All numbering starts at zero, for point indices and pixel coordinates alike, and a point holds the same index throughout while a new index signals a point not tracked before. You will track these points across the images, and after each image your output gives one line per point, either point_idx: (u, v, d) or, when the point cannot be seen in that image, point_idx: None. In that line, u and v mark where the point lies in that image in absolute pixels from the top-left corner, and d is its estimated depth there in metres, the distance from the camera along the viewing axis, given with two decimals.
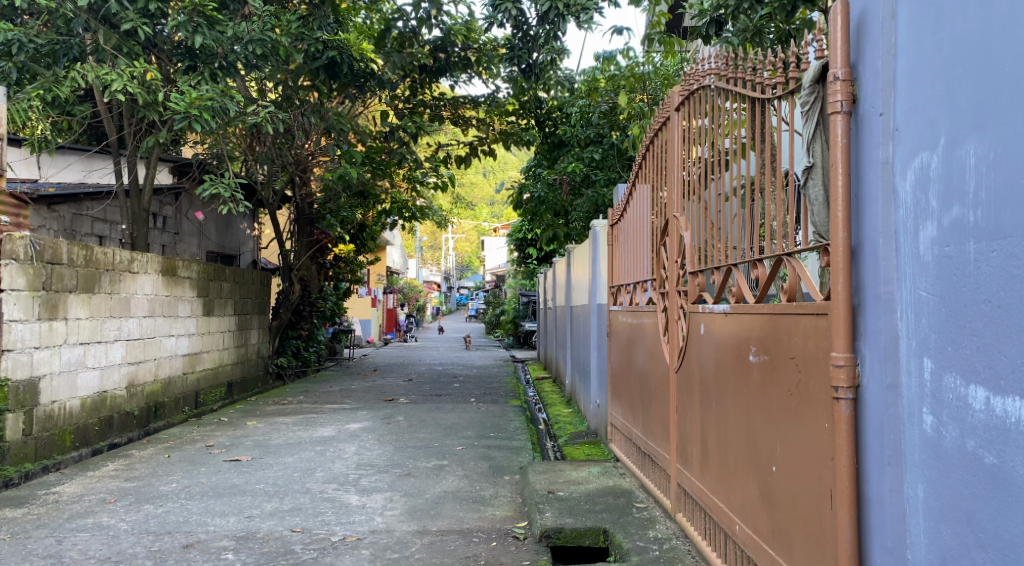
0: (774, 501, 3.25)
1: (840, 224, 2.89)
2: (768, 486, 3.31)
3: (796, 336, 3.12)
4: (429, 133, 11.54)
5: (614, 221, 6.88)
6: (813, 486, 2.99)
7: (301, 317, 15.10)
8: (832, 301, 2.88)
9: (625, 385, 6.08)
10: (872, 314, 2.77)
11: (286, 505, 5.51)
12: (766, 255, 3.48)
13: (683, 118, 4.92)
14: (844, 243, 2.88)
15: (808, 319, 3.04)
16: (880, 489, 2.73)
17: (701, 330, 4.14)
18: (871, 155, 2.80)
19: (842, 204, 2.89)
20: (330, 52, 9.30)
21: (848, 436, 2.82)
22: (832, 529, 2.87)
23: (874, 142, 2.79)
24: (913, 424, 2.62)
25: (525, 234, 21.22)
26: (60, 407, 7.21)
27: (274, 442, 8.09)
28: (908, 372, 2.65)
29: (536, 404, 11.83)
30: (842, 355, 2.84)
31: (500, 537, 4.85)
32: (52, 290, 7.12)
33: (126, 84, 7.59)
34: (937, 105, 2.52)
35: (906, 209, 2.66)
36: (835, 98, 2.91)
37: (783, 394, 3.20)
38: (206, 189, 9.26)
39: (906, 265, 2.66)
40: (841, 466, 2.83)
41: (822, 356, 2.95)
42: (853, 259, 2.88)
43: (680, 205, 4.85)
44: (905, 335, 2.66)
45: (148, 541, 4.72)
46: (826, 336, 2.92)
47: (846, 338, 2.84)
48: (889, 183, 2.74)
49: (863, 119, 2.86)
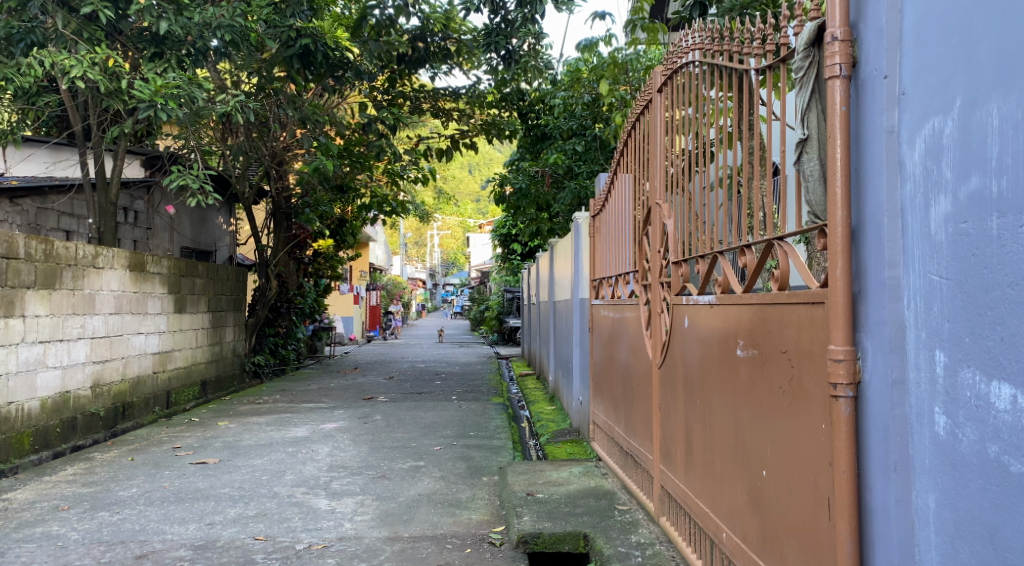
0: (764, 506, 3.00)
1: (840, 203, 2.64)
2: (757, 490, 3.07)
3: (789, 328, 2.87)
4: (407, 125, 11.21)
5: (596, 212, 6.60)
6: (806, 494, 2.74)
7: (279, 314, 14.72)
8: (830, 289, 2.63)
9: (607, 382, 5.81)
10: (875, 303, 2.53)
11: (251, 511, 5.23)
12: (754, 241, 3.22)
13: (665, 102, 4.68)
14: (843, 223, 2.63)
15: (802, 309, 2.79)
16: (884, 498, 2.48)
17: (685, 324, 3.89)
18: (874, 123, 2.55)
19: (840, 178, 2.64)
20: (304, 41, 8.91)
21: (848, 440, 2.57)
22: (830, 539, 2.62)
23: (877, 108, 2.54)
24: (923, 426, 2.38)
25: (509, 230, 21.05)
26: (17, 408, 6.91)
27: (244, 444, 7.79)
28: (916, 367, 2.40)
29: (519, 401, 11.56)
30: (841, 349, 2.59)
31: (474, 543, 4.59)
32: (8, 286, 6.81)
33: (86, 70, 7.28)
34: (952, 63, 2.28)
35: (914, 183, 2.42)
36: (834, 60, 2.65)
37: (774, 391, 2.95)
38: (174, 181, 8.97)
39: (914, 246, 2.42)
40: (840, 472, 2.58)
41: (818, 350, 2.70)
42: (853, 241, 2.63)
43: (663, 194, 4.60)
44: (914, 325, 2.41)
45: (97, 553, 4.44)
46: (823, 327, 2.67)
47: (845, 329, 2.59)
48: (894, 154, 2.49)
49: (864, 83, 2.60)
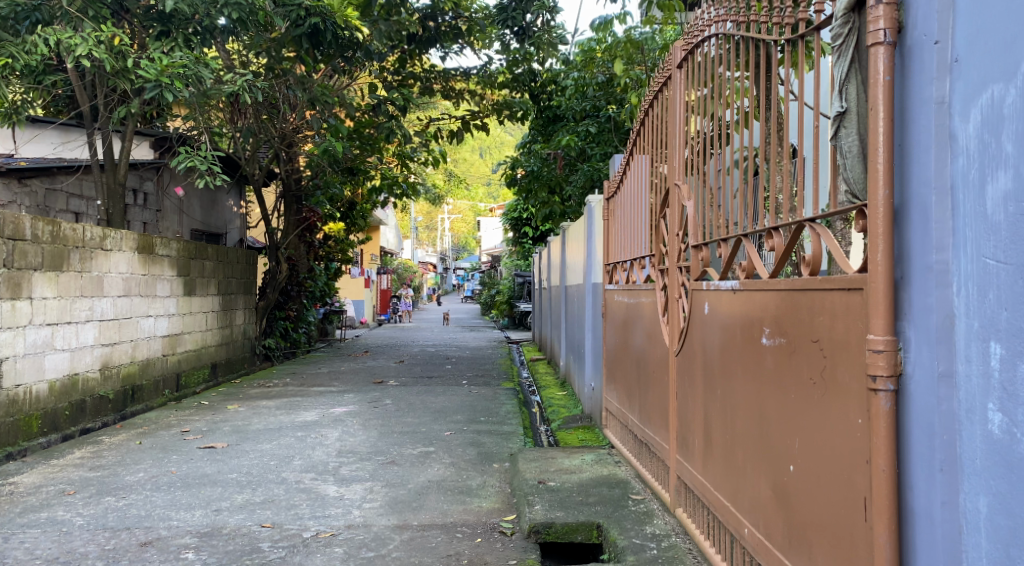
0: (791, 503, 2.89)
1: (882, 180, 2.53)
2: (783, 486, 2.95)
3: (821, 315, 2.75)
4: (417, 106, 11.06)
5: (610, 194, 6.47)
6: (839, 493, 2.63)
7: (289, 297, 14.65)
8: (871, 273, 2.52)
9: (621, 368, 5.69)
10: (921, 289, 2.42)
11: (258, 498, 5.14)
12: (782, 222, 3.04)
13: (684, 79, 4.52)
14: (886, 203, 2.52)
15: (837, 296, 2.67)
16: (928, 500, 2.38)
17: (705, 310, 3.77)
18: (922, 94, 2.43)
19: (883, 153, 2.53)
20: (313, 20, 8.73)
21: (887, 436, 2.46)
22: (866, 542, 2.52)
23: (927, 78, 2.42)
24: (973, 423, 2.25)
25: (521, 214, 20.94)
26: (25, 390, 6.85)
27: (253, 428, 7.71)
28: (966, 359, 2.27)
29: (530, 387, 11.46)
30: (881, 339, 2.47)
31: (485, 532, 4.49)
32: (14, 268, 6.73)
33: (92, 48, 7.19)
34: (1015, 24, 2.15)
35: (967, 157, 2.29)
36: (878, 25, 2.54)
37: (804, 382, 2.83)
38: (182, 162, 8.88)
39: (965, 227, 2.30)
40: (878, 470, 2.47)
41: (856, 339, 2.58)
42: (895, 222, 2.52)
43: (682, 174, 4.46)
44: (965, 313, 2.28)
45: (102, 539, 4.36)
46: (862, 314, 2.55)
47: (887, 318, 2.48)
48: (944, 127, 2.37)
49: (911, 50, 2.49)
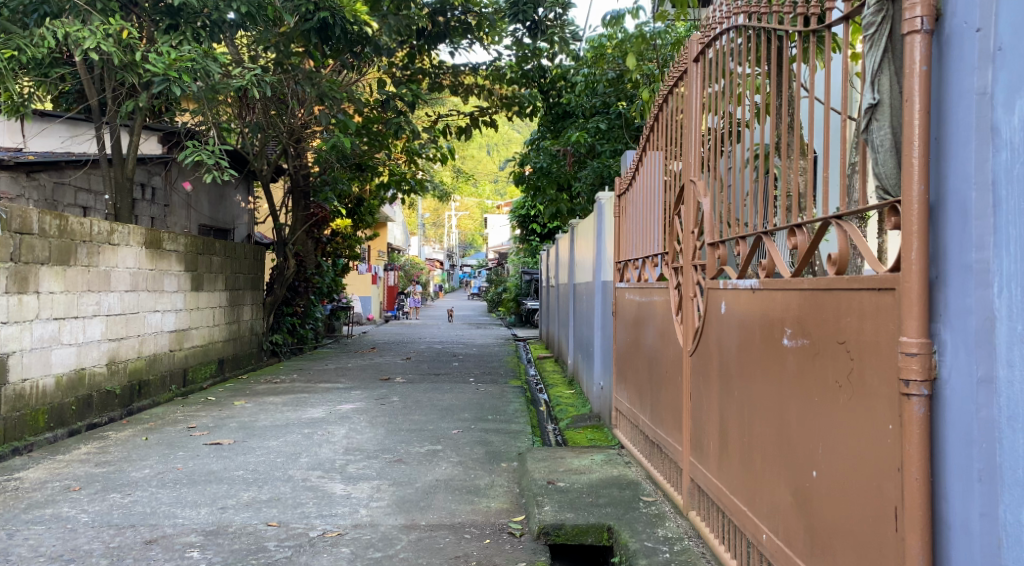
0: (813, 509, 2.83)
1: (917, 176, 2.46)
2: (805, 492, 2.89)
3: (848, 316, 2.68)
4: (426, 102, 11.00)
5: (621, 190, 6.40)
6: (867, 501, 2.58)
7: (296, 293, 14.61)
8: (904, 273, 2.44)
9: (631, 367, 5.63)
10: (960, 290, 2.37)
11: (264, 495, 5.08)
12: (807, 219, 2.94)
13: (701, 73, 4.45)
14: (921, 199, 2.45)
15: (866, 297, 2.60)
16: (965, 511, 2.34)
17: (722, 310, 3.70)
18: (962, 85, 2.39)
19: (919, 147, 2.46)
20: (322, 14, 8.69)
21: (920, 444, 2.41)
22: (896, 553, 2.46)
23: (967, 68, 2.37)
24: (1016, 432, 2.23)
25: (528, 211, 20.87)
26: (31, 385, 6.82)
27: (259, 424, 7.66)
28: (1009, 365, 2.25)
29: (538, 385, 11.40)
30: (915, 341, 2.41)
31: (494, 533, 4.43)
32: (21, 262, 6.69)
33: (100, 42, 7.15)
34: None
35: (1013, 152, 2.25)
36: (915, 12, 2.48)
37: (829, 385, 2.77)
38: (189, 157, 8.85)
39: (1008, 226, 2.26)
40: (911, 479, 2.42)
41: (885, 342, 2.52)
42: (930, 220, 2.45)
43: (698, 171, 4.37)
44: (1008, 316, 2.25)
45: (107, 537, 4.31)
46: (893, 315, 2.49)
47: (921, 320, 2.41)
48: (986, 120, 2.32)
49: (949, 39, 2.43)
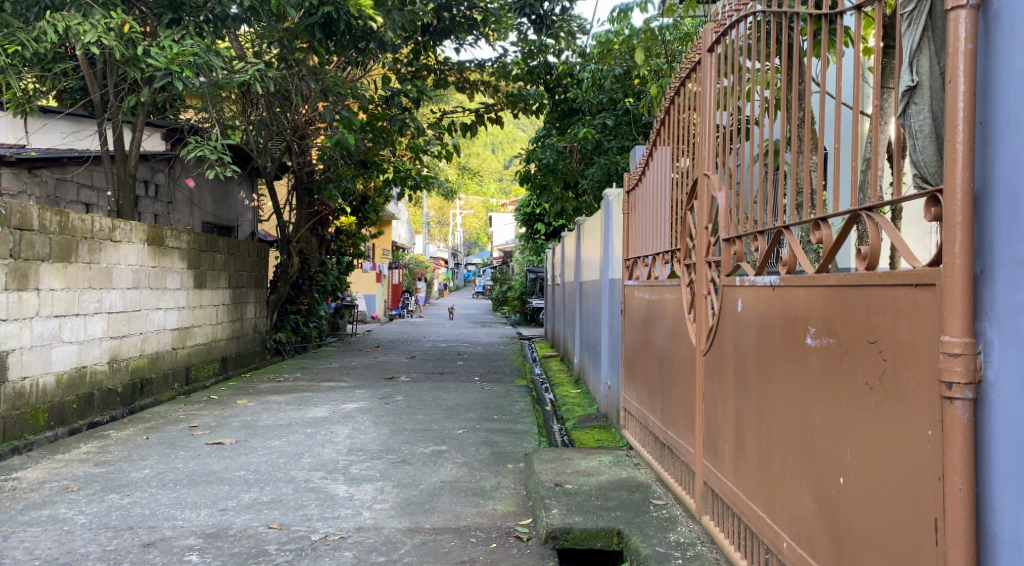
0: (841, 518, 2.72)
1: (961, 163, 2.35)
2: (831, 500, 2.78)
3: (880, 313, 2.56)
4: (431, 98, 10.86)
5: (631, 186, 6.28)
6: (902, 511, 2.46)
7: (300, 291, 14.51)
8: (947, 267, 2.34)
9: (641, 366, 5.50)
10: (1010, 285, 2.26)
11: (266, 497, 4.98)
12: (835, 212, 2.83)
13: (716, 63, 4.33)
14: (965, 186, 2.34)
15: (902, 292, 2.49)
16: (1015, 524, 2.22)
17: (739, 307, 3.58)
18: (1013, 65, 2.29)
19: (963, 130, 2.36)
20: (326, 9, 8.57)
21: (964, 451, 2.29)
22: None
23: (1019, 46, 2.27)
24: None
25: (534, 209, 20.76)
26: (31, 383, 6.72)
27: (262, 424, 7.56)
28: None
29: (543, 384, 11.28)
30: (958, 340, 2.30)
31: (500, 537, 4.32)
32: (21, 259, 6.59)
33: (101, 35, 7.07)
34: None
35: None
36: None
37: (859, 387, 2.65)
38: (192, 152, 8.76)
39: None
40: (954, 489, 2.30)
41: (923, 342, 2.41)
42: (975, 210, 2.35)
43: (713, 163, 4.26)
44: None
45: (104, 539, 4.21)
46: (933, 313, 2.38)
47: (964, 318, 2.30)
48: None
49: (998, 16, 2.33)
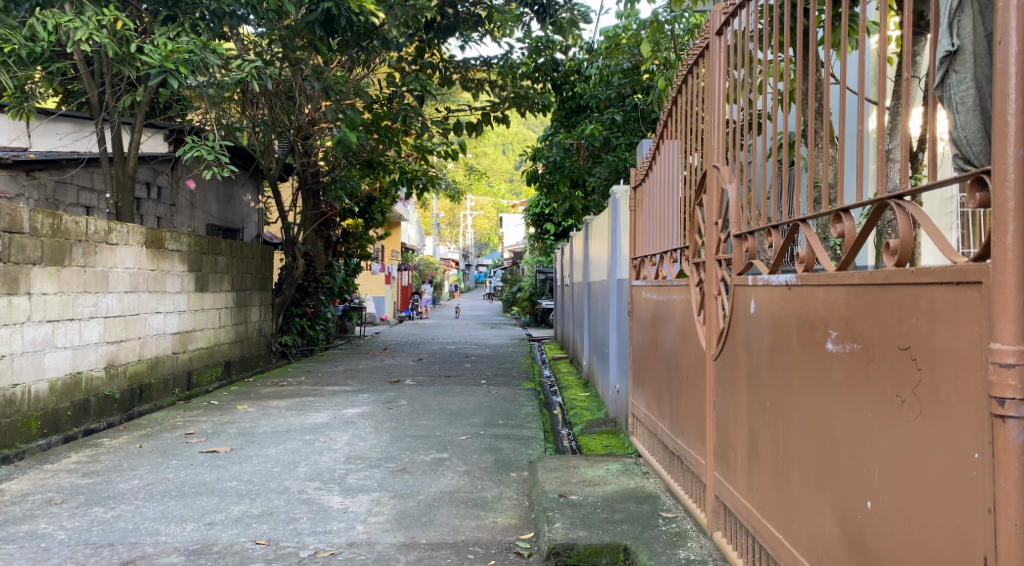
0: (870, 545, 2.47)
1: (1013, 141, 2.13)
2: (857, 525, 2.53)
3: (912, 317, 2.32)
4: (435, 95, 10.57)
5: (637, 182, 6.04)
6: (943, 546, 2.21)
7: (306, 294, 14.24)
8: (998, 261, 2.11)
9: (650, 369, 5.25)
10: None
11: (256, 510, 4.76)
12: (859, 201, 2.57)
13: (725, 47, 4.06)
14: (1019, 165, 2.12)
15: (939, 292, 2.24)
16: None
17: (752, 308, 3.33)
18: None
19: (1015, 102, 2.15)
20: (326, 5, 8.34)
21: (1017, 479, 2.05)
22: None
23: None
24: None
25: (542, 209, 20.54)
26: (22, 391, 6.52)
27: (261, 431, 7.34)
28: None
29: (552, 388, 11.01)
30: (1010, 349, 2.07)
31: (499, 553, 4.09)
32: (11, 262, 6.40)
33: (93, 33, 6.87)
34: None
35: None
36: None
37: (888, 399, 2.41)
38: (189, 153, 8.55)
39: None
40: (1006, 524, 2.06)
41: (967, 350, 2.17)
42: None
43: (723, 156, 3.99)
44: None
45: (81, 557, 4.00)
46: (979, 316, 2.14)
47: (1017, 321, 2.07)
48: None
49: None
